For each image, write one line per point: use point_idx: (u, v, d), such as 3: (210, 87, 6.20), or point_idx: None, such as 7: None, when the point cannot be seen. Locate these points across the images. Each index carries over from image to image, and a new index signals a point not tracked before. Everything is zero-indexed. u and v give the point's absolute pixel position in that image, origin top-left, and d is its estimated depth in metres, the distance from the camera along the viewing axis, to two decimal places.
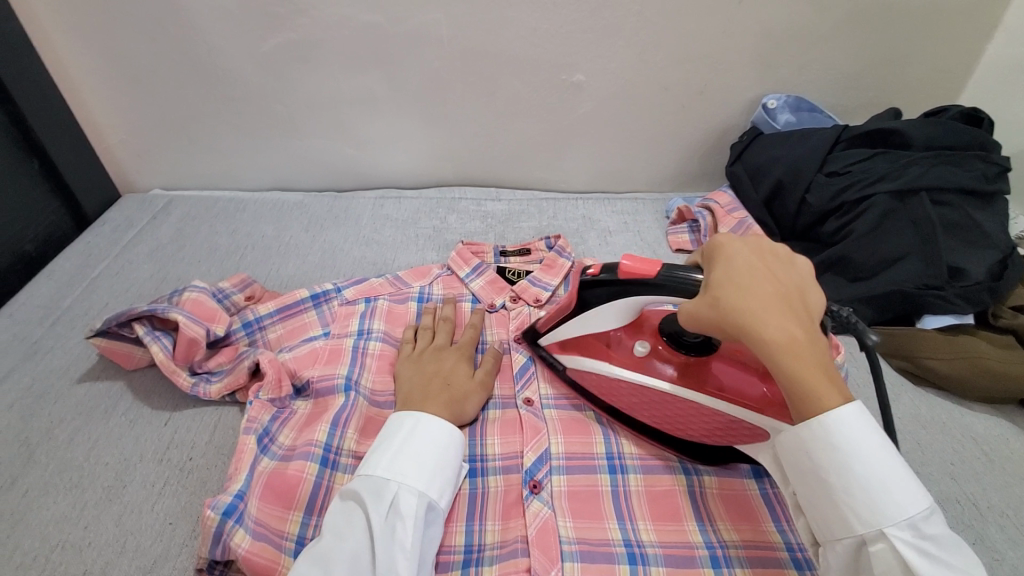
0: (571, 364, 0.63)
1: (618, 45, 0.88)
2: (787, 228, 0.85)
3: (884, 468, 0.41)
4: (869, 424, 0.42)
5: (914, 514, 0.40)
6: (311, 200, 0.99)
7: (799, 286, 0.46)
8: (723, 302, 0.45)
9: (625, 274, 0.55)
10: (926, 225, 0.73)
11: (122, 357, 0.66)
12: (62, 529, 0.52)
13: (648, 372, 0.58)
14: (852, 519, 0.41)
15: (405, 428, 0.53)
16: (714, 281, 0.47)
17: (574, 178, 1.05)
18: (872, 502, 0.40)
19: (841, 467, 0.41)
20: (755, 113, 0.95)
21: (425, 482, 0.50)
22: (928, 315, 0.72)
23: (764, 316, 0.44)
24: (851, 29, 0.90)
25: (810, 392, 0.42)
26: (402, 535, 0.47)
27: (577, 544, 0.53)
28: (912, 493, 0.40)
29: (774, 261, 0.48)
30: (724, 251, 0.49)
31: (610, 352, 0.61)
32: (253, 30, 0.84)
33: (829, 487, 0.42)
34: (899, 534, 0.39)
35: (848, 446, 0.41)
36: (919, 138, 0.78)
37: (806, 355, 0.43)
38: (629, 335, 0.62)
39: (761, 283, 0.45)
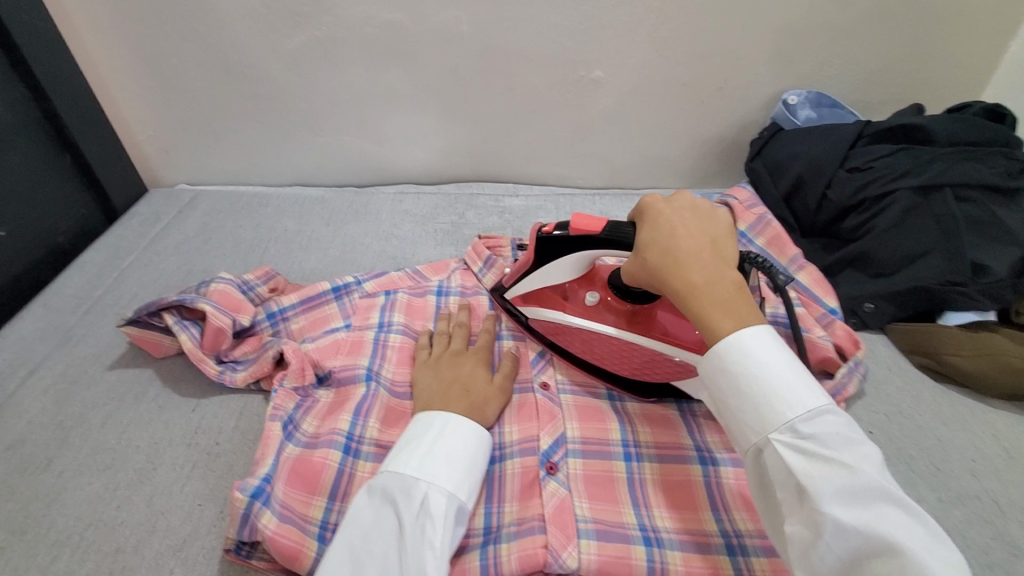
0: (532, 315, 0.68)
1: (637, 41, 0.88)
2: (807, 224, 0.84)
3: (771, 380, 0.45)
4: (757, 343, 0.46)
5: (793, 417, 0.44)
6: (331, 195, 1.01)
7: (713, 238, 0.52)
8: (648, 262, 0.52)
9: (576, 230, 0.60)
10: (949, 221, 0.72)
11: (152, 345, 0.68)
12: (96, 509, 0.54)
13: (597, 319, 0.63)
14: (746, 431, 0.46)
15: (436, 428, 0.54)
16: (641, 241, 0.54)
17: (592, 175, 1.05)
18: (759, 412, 0.45)
19: (735, 386, 0.46)
20: (775, 109, 0.95)
21: (455, 483, 0.51)
22: (950, 311, 0.71)
23: (678, 263, 0.50)
24: (873, 24, 0.89)
25: (710, 322, 0.48)
26: (432, 535, 0.47)
27: (594, 522, 0.54)
28: (795, 398, 0.44)
29: (695, 219, 0.53)
30: (652, 212, 0.55)
31: (564, 302, 0.66)
32: (278, 28, 0.86)
33: (729, 407, 0.47)
34: (782, 437, 0.44)
35: (738, 365, 0.46)
36: (941, 134, 0.77)
37: (712, 293, 0.48)
38: (583, 286, 0.66)
39: (678, 236, 0.51)
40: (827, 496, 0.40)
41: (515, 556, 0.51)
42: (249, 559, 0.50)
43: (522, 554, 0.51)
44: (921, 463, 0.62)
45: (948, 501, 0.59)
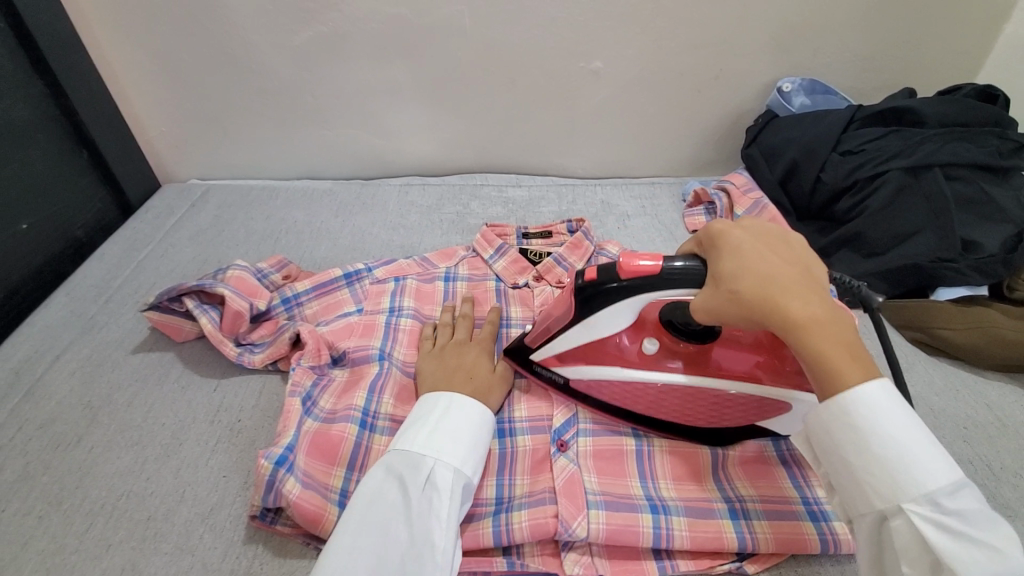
0: (576, 374, 0.60)
1: (634, 32, 0.91)
2: (802, 208, 0.87)
3: (905, 443, 0.40)
4: (887, 399, 0.41)
5: (935, 489, 0.38)
6: (339, 188, 1.04)
7: (805, 269, 0.46)
8: (740, 294, 0.45)
9: (627, 272, 0.51)
10: (939, 200, 0.75)
11: (173, 329, 0.71)
12: (126, 480, 0.57)
13: (664, 368, 0.58)
14: (871, 496, 0.40)
15: (440, 409, 0.56)
16: (723, 271, 0.47)
17: (592, 164, 1.08)
18: (891, 478, 0.40)
19: (858, 443, 0.41)
20: (771, 97, 0.97)
21: (461, 459, 0.52)
22: (942, 288, 0.74)
23: (785, 299, 0.44)
24: (865, 12, 0.92)
25: (834, 366, 0.42)
26: (439, 507, 0.49)
27: (602, 495, 0.55)
28: (937, 468, 0.39)
29: (779, 246, 0.48)
30: (724, 240, 0.49)
31: (615, 355, 0.59)
32: (286, 25, 0.89)
33: (848, 465, 0.42)
34: (919, 509, 0.38)
35: (864, 422, 0.41)
36: (931, 116, 0.79)
37: (828, 330, 0.43)
38: (630, 335, 0.60)
39: (774, 266, 0.46)
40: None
41: (526, 524, 0.52)
42: (274, 524, 0.53)
43: (533, 522, 0.52)
44: None
45: None
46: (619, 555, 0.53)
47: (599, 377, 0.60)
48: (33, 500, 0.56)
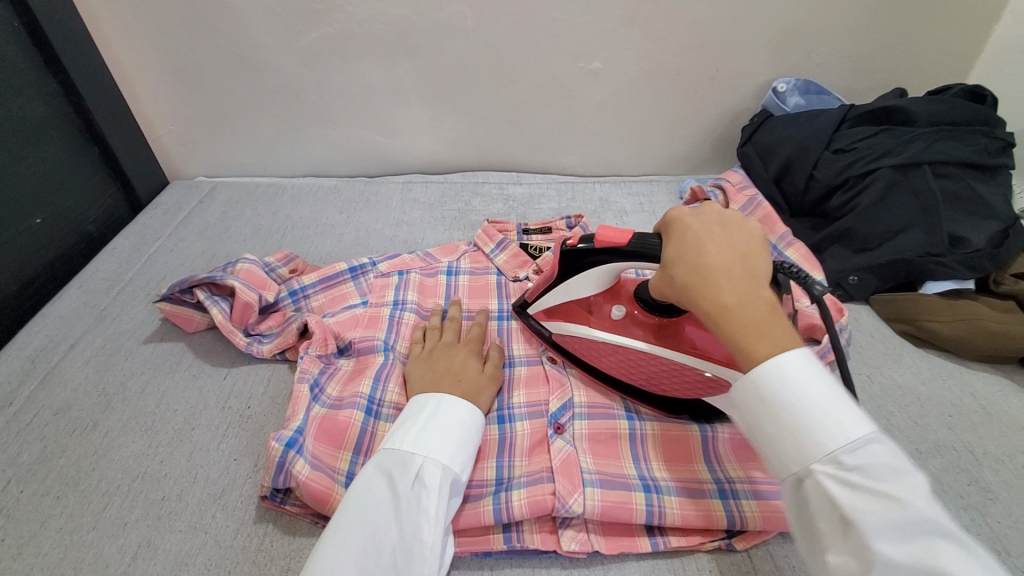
0: (556, 330, 0.67)
1: (633, 33, 0.93)
2: (796, 205, 0.89)
3: (809, 405, 0.41)
4: (793, 365, 0.43)
5: (835, 447, 0.40)
6: (344, 185, 1.06)
7: (744, 255, 0.48)
8: (677, 279, 0.49)
9: (601, 242, 0.58)
10: (928, 197, 0.77)
11: (184, 320, 0.73)
12: (141, 463, 0.59)
13: (624, 334, 0.62)
14: (785, 460, 0.42)
15: (429, 409, 0.56)
16: (669, 256, 0.50)
17: (592, 162, 1.10)
18: (798, 442, 0.41)
19: (769, 411, 0.43)
20: (766, 96, 0.99)
21: (449, 455, 0.52)
22: (930, 281, 0.76)
23: (707, 281, 0.46)
24: (858, 14, 0.94)
25: (742, 344, 0.44)
26: (427, 504, 0.49)
27: (597, 474, 0.57)
28: (837, 425, 0.40)
29: (725, 233, 0.50)
30: (679, 226, 0.52)
31: (590, 315, 0.65)
32: (293, 25, 0.91)
33: (762, 433, 0.44)
34: (825, 468, 0.40)
35: (771, 389, 0.43)
36: (921, 115, 0.81)
37: (744, 314, 0.44)
38: (607, 301, 0.64)
39: (706, 253, 0.48)
40: (877, 533, 0.37)
41: (525, 501, 0.54)
42: (283, 504, 0.55)
43: (531, 500, 0.54)
44: (901, 419, 0.67)
45: (926, 451, 0.63)
46: (613, 533, 0.55)
47: (570, 334, 0.65)
48: (52, 481, 0.58)
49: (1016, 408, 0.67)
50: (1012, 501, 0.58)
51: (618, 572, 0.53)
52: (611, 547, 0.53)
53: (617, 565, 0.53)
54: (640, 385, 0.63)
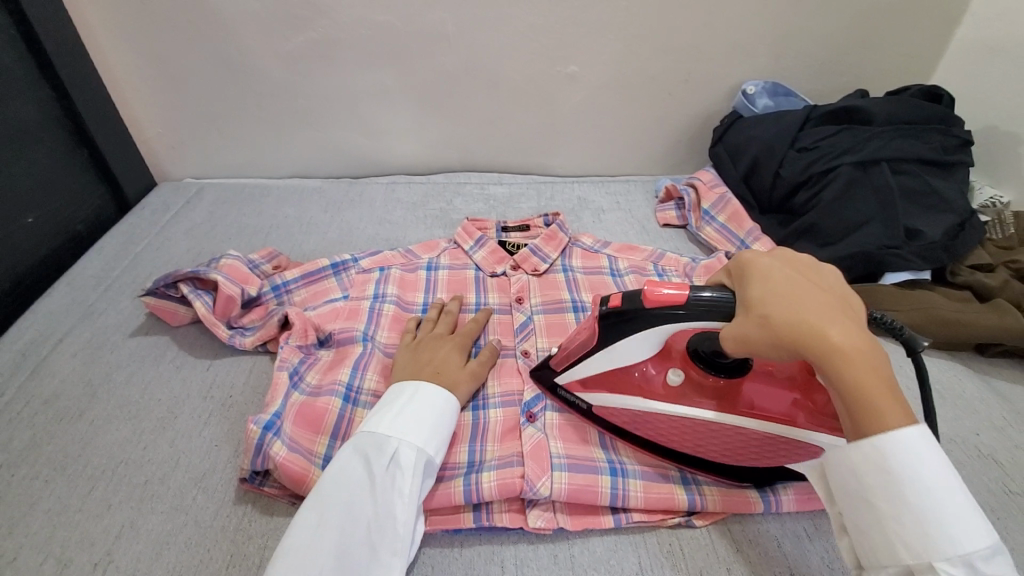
0: (600, 402, 0.60)
1: (608, 38, 0.97)
2: (764, 201, 0.92)
3: (946, 502, 0.40)
4: (931, 454, 0.41)
5: (972, 552, 0.39)
6: (329, 186, 1.09)
7: (845, 301, 0.46)
8: (778, 321, 0.44)
9: (655, 303, 0.51)
10: (886, 192, 0.81)
11: (168, 314, 0.75)
12: (125, 449, 0.61)
13: (689, 403, 0.57)
14: (903, 550, 0.40)
15: (407, 395, 0.58)
16: (755, 296, 0.46)
17: (571, 164, 1.13)
18: (925, 532, 0.40)
19: (895, 492, 0.41)
20: (735, 99, 1.03)
21: (424, 439, 0.54)
22: (889, 273, 0.79)
23: (823, 327, 0.43)
24: (824, 19, 0.98)
25: (875, 405, 0.42)
26: (401, 484, 0.52)
27: (566, 458, 0.60)
28: (978, 534, 0.39)
29: (811, 275, 0.48)
30: (757, 267, 0.49)
31: (642, 385, 0.59)
32: (279, 30, 0.94)
33: (879, 512, 0.42)
34: (951, 569, 0.39)
35: (904, 471, 0.41)
36: (879, 114, 0.85)
37: (870, 364, 0.43)
38: (658, 366, 0.60)
39: (808, 295, 0.45)
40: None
41: (494, 483, 0.56)
42: (261, 486, 0.57)
43: (501, 481, 0.57)
44: None
45: None
46: (579, 511, 0.57)
47: (621, 408, 0.59)
48: (39, 465, 0.60)
49: (967, 392, 0.70)
50: (963, 478, 0.61)
51: (583, 547, 0.55)
52: (575, 524, 0.56)
53: (582, 541, 0.56)
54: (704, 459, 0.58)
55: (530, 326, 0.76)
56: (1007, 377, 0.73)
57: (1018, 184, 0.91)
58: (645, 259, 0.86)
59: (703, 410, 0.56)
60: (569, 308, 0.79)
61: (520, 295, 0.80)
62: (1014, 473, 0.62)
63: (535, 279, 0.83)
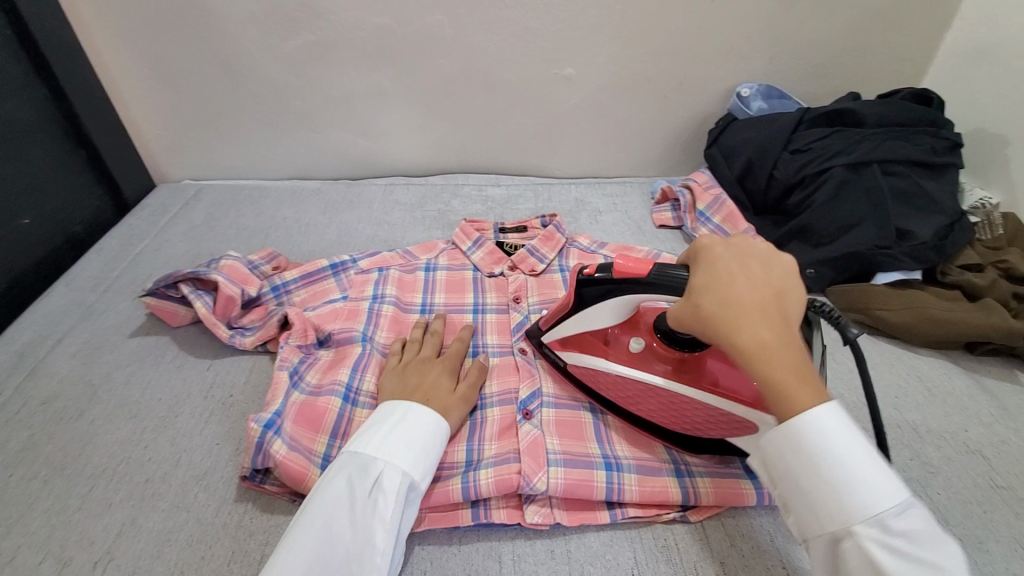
0: (570, 360, 0.66)
1: (604, 41, 0.98)
2: (759, 202, 0.94)
3: (857, 468, 0.42)
4: (840, 425, 0.43)
5: (884, 511, 0.41)
6: (327, 187, 1.09)
7: (778, 292, 0.48)
8: (705, 313, 0.47)
9: (621, 272, 0.56)
10: (877, 193, 0.82)
11: (168, 315, 0.76)
12: (126, 448, 0.62)
13: (642, 367, 0.61)
14: (824, 519, 0.42)
15: (396, 415, 0.57)
16: (695, 287, 0.49)
17: (568, 165, 1.14)
18: (841, 500, 0.42)
19: (810, 465, 0.43)
20: (730, 101, 1.04)
21: (411, 463, 0.53)
22: (881, 273, 0.80)
23: (740, 320, 0.46)
24: (816, 22, 0.99)
25: (783, 392, 0.44)
26: (384, 510, 0.50)
27: (562, 454, 0.60)
28: (887, 490, 0.41)
29: (754, 266, 0.49)
30: (707, 256, 0.51)
31: (608, 348, 0.64)
32: (278, 32, 0.94)
33: (801, 487, 0.44)
34: (869, 531, 0.41)
35: (818, 445, 0.43)
36: (870, 117, 0.86)
37: (781, 357, 0.45)
38: (625, 333, 0.65)
39: (739, 288, 0.47)
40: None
41: (492, 480, 0.57)
42: (263, 484, 0.58)
43: (498, 478, 0.57)
44: (852, 401, 0.70)
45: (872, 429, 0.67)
46: (576, 507, 0.58)
47: (586, 368, 0.64)
48: (40, 464, 0.60)
49: (957, 390, 0.72)
50: (952, 473, 0.63)
51: (579, 542, 0.56)
52: (572, 519, 0.57)
53: (579, 536, 0.57)
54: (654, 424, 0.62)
55: (527, 326, 0.77)
56: (996, 375, 0.74)
57: (1006, 185, 0.93)
58: (641, 260, 0.88)
59: (655, 377, 0.60)
60: None
61: (518, 295, 0.81)
62: (1001, 469, 0.63)
63: (533, 279, 0.84)
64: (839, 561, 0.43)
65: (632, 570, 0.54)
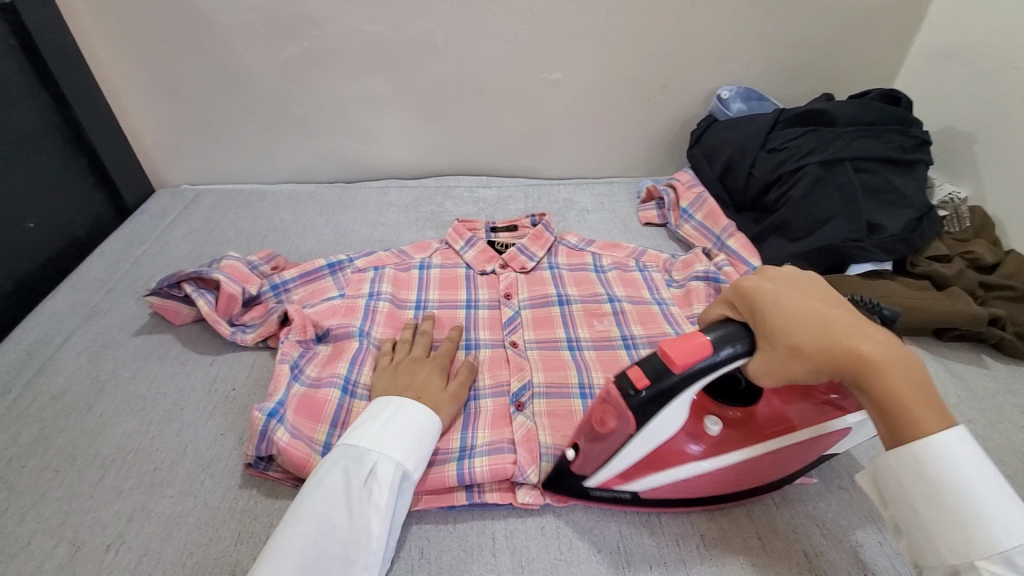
0: (650, 483, 0.55)
1: (589, 46, 1.02)
2: (739, 199, 0.97)
3: (984, 502, 0.41)
4: (968, 455, 0.42)
5: (1011, 549, 0.40)
6: (322, 191, 1.12)
7: (850, 310, 0.48)
8: (806, 350, 0.45)
9: (687, 364, 0.47)
10: (849, 189, 0.86)
11: (172, 313, 0.79)
12: (134, 439, 0.65)
13: (732, 447, 0.54)
14: (944, 551, 0.42)
15: (391, 409, 0.60)
16: (773, 328, 0.47)
17: (556, 167, 1.18)
18: (966, 533, 0.41)
19: (931, 494, 0.43)
20: (712, 103, 1.08)
21: (403, 453, 0.56)
22: (853, 264, 0.84)
23: (849, 350, 0.45)
24: (790, 27, 1.03)
25: (916, 416, 0.43)
26: (377, 497, 0.53)
27: (554, 447, 0.63)
28: (1015, 529, 0.40)
29: (809, 293, 0.50)
30: (759, 295, 0.49)
31: (681, 452, 0.54)
32: (274, 41, 0.98)
33: (919, 514, 0.44)
34: (993, 567, 0.40)
35: (944, 475, 0.42)
36: (841, 117, 0.91)
37: (903, 379, 0.44)
38: (688, 428, 0.55)
39: (819, 315, 0.47)
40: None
41: (486, 468, 0.60)
42: (266, 470, 0.61)
43: (493, 467, 0.60)
44: None
45: None
46: None
47: (675, 480, 0.55)
48: (51, 456, 0.63)
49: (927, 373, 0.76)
50: None
51: (568, 519, 0.59)
52: (562, 500, 0.60)
53: (567, 513, 0.60)
54: (754, 488, 0.58)
55: (517, 320, 0.80)
56: (962, 358, 0.79)
57: (974, 180, 0.97)
58: (628, 256, 0.91)
59: (747, 451, 0.54)
60: (555, 302, 0.83)
61: (509, 291, 0.84)
62: None
63: (523, 276, 0.87)
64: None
65: (618, 543, 0.57)
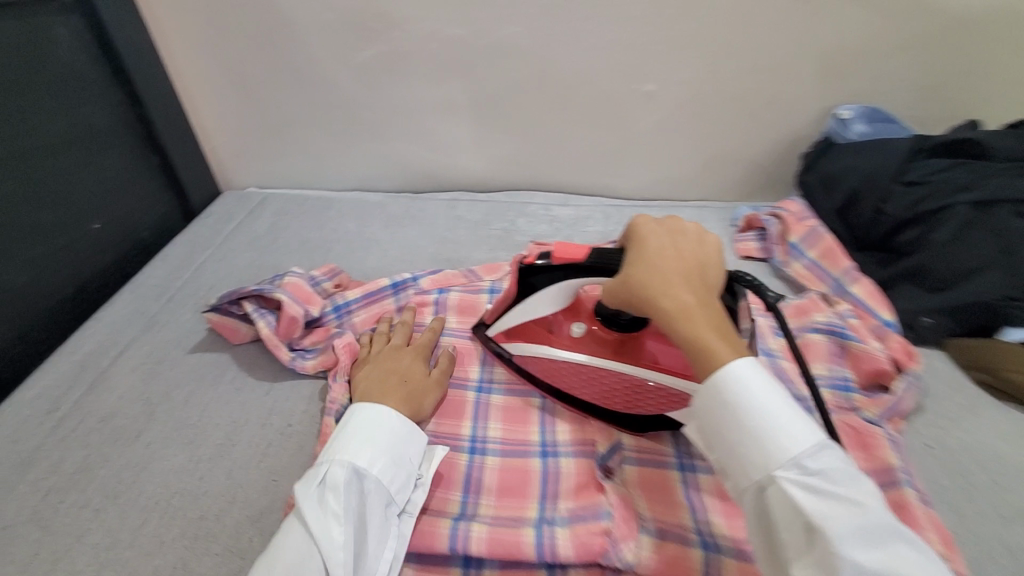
0: (516, 351, 0.66)
1: (689, 56, 0.91)
2: (863, 238, 0.84)
3: (771, 415, 0.41)
4: (757, 373, 0.42)
5: (798, 452, 0.40)
6: (390, 201, 1.06)
7: (701, 261, 0.48)
8: (628, 278, 0.48)
9: (558, 259, 0.57)
10: (1008, 235, 0.71)
11: (229, 331, 0.73)
12: (181, 478, 0.59)
13: (584, 352, 0.62)
14: (747, 469, 0.41)
15: (352, 422, 0.54)
16: (626, 258, 0.50)
17: (641, 186, 1.07)
18: (761, 450, 0.41)
19: (732, 422, 0.42)
20: (828, 123, 0.95)
21: (360, 456, 0.50)
22: (1010, 327, 0.70)
23: (662, 285, 0.46)
24: (930, 39, 0.89)
25: (706, 348, 0.43)
26: (332, 505, 0.47)
27: (655, 522, 0.53)
28: (796, 432, 0.40)
29: (682, 241, 0.50)
30: (637, 231, 0.51)
31: (551, 335, 0.64)
32: (349, 42, 0.92)
33: (725, 443, 0.43)
34: (788, 474, 0.40)
35: (738, 396, 0.42)
36: (1002, 149, 0.77)
37: (699, 317, 0.44)
38: (567, 319, 0.64)
39: (661, 255, 0.48)
40: (844, 537, 0.36)
41: (571, 542, 0.51)
42: None
43: (579, 541, 0.51)
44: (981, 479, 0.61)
45: (1009, 520, 0.58)
46: None
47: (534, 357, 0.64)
48: (92, 492, 0.58)
49: None
50: None
51: None
52: None
53: None
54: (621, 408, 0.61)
55: None
56: None
57: None
58: None
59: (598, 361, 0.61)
60: None
61: None
62: None
63: None
64: (766, 511, 0.41)
65: None
